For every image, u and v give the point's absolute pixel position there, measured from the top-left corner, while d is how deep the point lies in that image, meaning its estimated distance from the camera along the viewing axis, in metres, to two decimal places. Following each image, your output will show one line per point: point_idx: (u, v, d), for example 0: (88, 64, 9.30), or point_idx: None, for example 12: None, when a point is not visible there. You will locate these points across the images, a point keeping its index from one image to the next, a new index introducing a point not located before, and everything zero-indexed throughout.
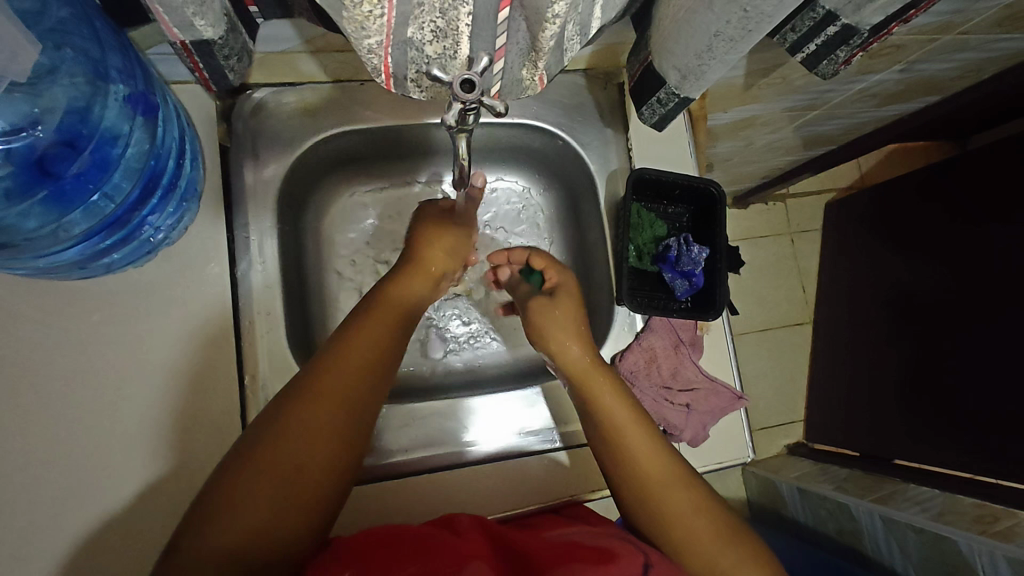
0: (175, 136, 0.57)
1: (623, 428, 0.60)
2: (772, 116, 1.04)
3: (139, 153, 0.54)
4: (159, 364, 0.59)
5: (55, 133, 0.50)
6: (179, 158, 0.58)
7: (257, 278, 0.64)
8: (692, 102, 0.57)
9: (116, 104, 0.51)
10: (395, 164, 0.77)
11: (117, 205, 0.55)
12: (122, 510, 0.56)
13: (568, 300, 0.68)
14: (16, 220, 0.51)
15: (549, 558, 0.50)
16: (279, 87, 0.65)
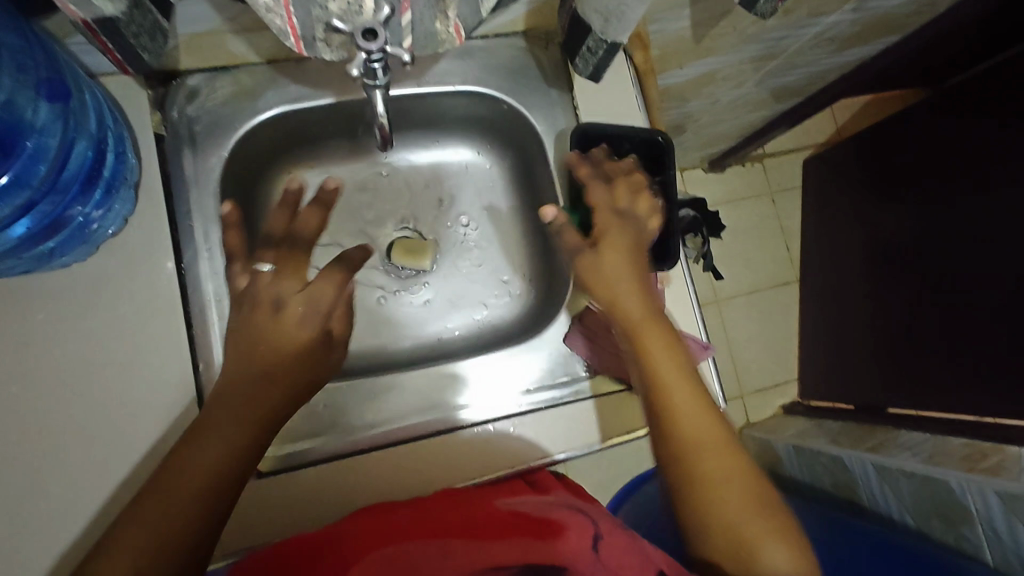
0: (93, 128, 0.56)
1: (679, 405, 0.55)
2: (731, 71, 1.03)
3: (55, 142, 0.53)
4: (109, 356, 0.59)
5: None
6: (98, 146, 0.57)
7: (205, 267, 0.63)
8: (621, 47, 0.56)
9: (25, 94, 0.51)
10: (329, 140, 0.77)
11: (34, 188, 0.53)
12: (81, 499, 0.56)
13: (621, 254, 0.60)
14: None
15: (494, 534, 0.54)
16: (212, 73, 0.65)
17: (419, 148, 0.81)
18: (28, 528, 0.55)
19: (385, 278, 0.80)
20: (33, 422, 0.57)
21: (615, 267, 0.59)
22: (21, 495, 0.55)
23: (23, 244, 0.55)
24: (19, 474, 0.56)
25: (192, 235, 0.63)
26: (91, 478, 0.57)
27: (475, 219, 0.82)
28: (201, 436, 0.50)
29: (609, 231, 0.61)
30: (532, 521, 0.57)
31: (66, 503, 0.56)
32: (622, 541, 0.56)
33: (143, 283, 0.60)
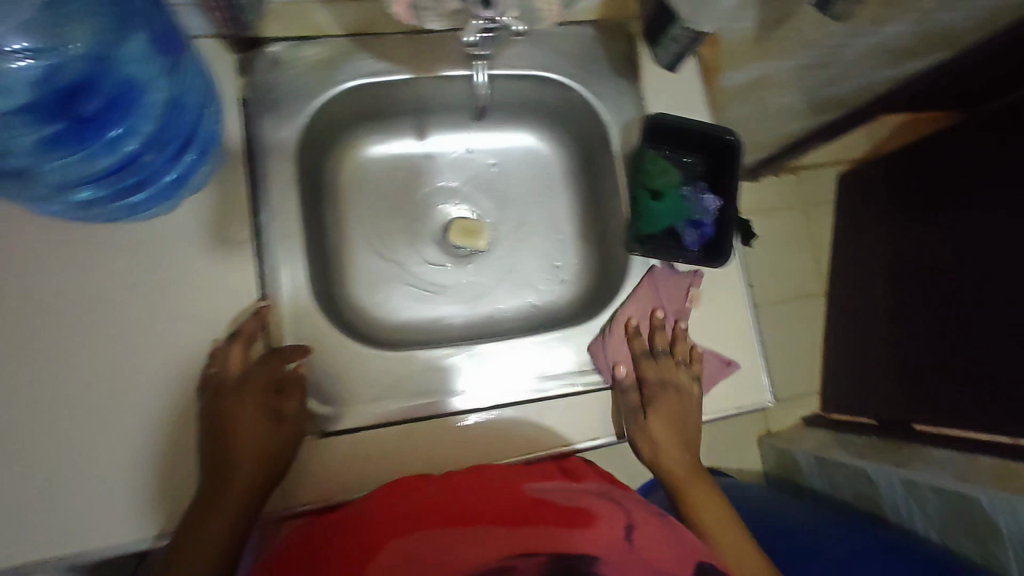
0: (195, 95, 0.61)
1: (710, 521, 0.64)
2: (784, 77, 1.04)
3: (158, 104, 0.58)
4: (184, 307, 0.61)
5: (75, 78, 0.55)
6: (198, 112, 0.61)
7: (279, 228, 0.65)
8: (706, 36, 0.57)
9: (139, 56, 0.57)
10: (397, 116, 0.78)
11: (134, 143, 0.58)
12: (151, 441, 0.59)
13: (668, 431, 0.68)
14: (47, 147, 0.55)
15: (527, 520, 0.54)
16: (296, 41, 0.67)
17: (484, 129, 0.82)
18: (109, 466, 0.57)
19: (441, 255, 0.81)
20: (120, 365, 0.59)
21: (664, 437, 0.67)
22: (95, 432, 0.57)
23: (119, 194, 0.59)
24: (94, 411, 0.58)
25: (270, 198, 0.64)
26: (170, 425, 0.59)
27: (532, 204, 0.83)
28: (207, 503, 0.56)
29: (659, 409, 0.68)
30: (563, 509, 0.56)
31: (146, 445, 0.59)
32: (656, 532, 0.57)
33: (222, 241, 0.62)
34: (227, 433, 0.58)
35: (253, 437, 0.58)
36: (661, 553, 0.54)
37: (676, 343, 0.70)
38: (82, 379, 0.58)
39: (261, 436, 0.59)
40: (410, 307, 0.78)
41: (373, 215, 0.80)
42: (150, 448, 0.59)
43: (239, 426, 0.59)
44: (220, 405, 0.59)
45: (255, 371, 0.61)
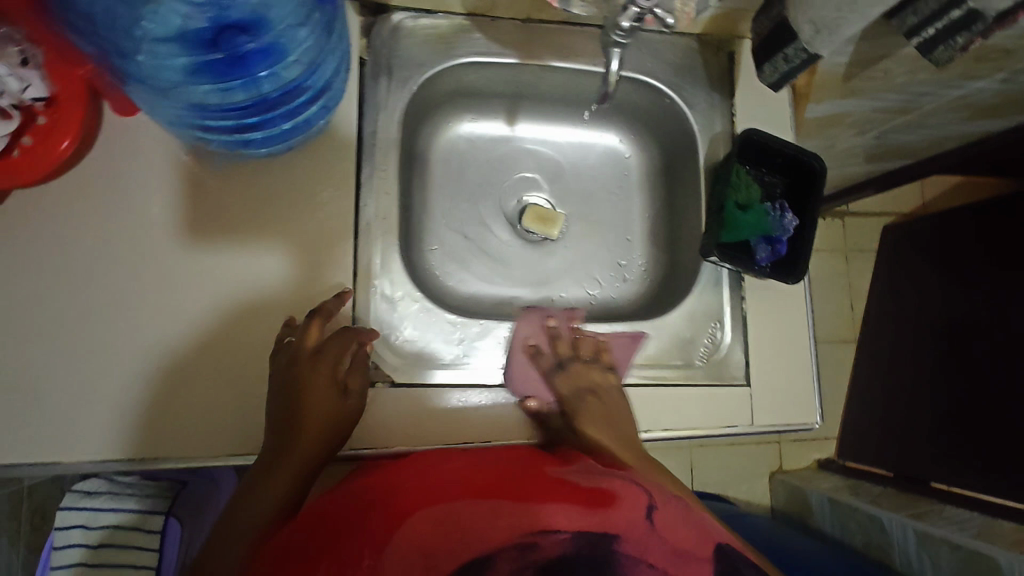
0: (336, 56, 0.63)
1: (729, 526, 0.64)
2: (860, 117, 1.05)
3: (306, 56, 0.59)
4: (270, 246, 0.63)
5: (237, 15, 0.55)
6: (333, 70, 0.63)
7: (379, 186, 0.67)
8: (819, 60, 0.59)
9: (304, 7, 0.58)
10: (493, 99, 0.81)
11: (274, 88, 0.59)
12: (220, 369, 0.61)
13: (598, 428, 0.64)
14: (192, 72, 0.55)
15: (544, 496, 0.52)
16: (417, 13, 0.70)
17: (567, 126, 0.85)
18: (177, 387, 0.60)
19: (516, 237, 0.84)
20: (160, 313, 0.61)
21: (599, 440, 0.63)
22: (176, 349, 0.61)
23: (238, 128, 0.60)
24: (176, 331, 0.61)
25: (373, 156, 0.67)
26: (192, 383, 0.60)
27: (606, 202, 0.86)
28: (266, 467, 0.57)
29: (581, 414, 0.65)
30: (581, 487, 0.54)
31: (212, 374, 0.61)
32: (676, 513, 0.55)
33: (324, 189, 0.65)
34: (290, 397, 0.59)
35: (320, 412, 0.59)
36: (682, 536, 0.52)
37: (580, 343, 0.71)
38: (132, 319, 0.61)
39: (329, 407, 0.60)
40: (479, 281, 0.81)
41: (457, 190, 0.82)
42: (175, 397, 0.60)
43: (307, 392, 0.59)
44: (292, 368, 0.60)
45: (330, 348, 0.61)
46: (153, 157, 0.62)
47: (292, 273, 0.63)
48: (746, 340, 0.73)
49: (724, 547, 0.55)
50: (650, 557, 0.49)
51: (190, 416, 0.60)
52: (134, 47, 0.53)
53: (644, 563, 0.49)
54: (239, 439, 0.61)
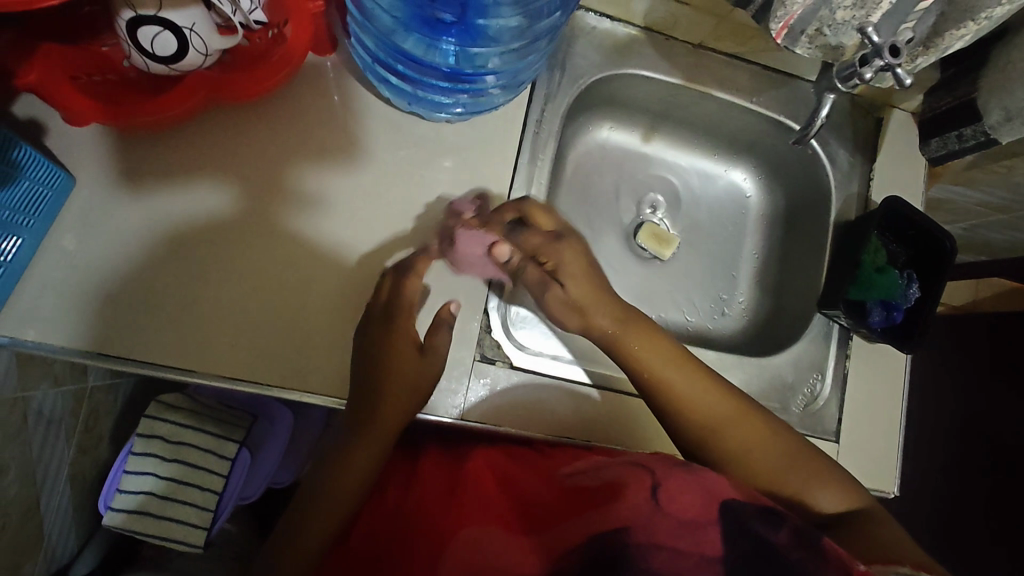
0: (534, 57, 0.64)
1: (799, 483, 0.60)
2: (962, 205, 1.06)
3: (510, 41, 0.61)
4: (346, 195, 0.62)
5: None
6: (527, 69, 0.64)
7: (536, 175, 0.69)
8: (994, 146, 0.61)
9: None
10: (638, 113, 0.83)
11: (464, 64, 0.61)
12: (237, 301, 0.58)
13: (580, 269, 0.63)
14: (399, 27, 0.59)
15: (559, 517, 0.55)
16: (602, 16, 0.72)
17: (677, 146, 0.86)
18: (188, 307, 0.57)
19: (630, 249, 0.84)
20: (96, 248, 0.57)
21: (580, 290, 0.62)
22: (197, 267, 0.58)
23: (418, 84, 0.62)
24: (205, 249, 0.58)
25: (534, 142, 0.69)
26: (153, 309, 0.57)
27: (711, 234, 0.87)
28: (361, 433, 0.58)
29: (563, 255, 0.62)
30: (588, 493, 0.55)
31: (232, 302, 0.58)
32: (681, 480, 0.54)
33: (481, 166, 0.66)
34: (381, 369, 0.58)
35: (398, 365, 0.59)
36: (690, 506, 0.51)
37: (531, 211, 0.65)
38: (99, 230, 0.57)
39: (411, 370, 0.59)
40: None
41: (582, 193, 0.83)
42: (112, 339, 0.56)
43: (389, 353, 0.58)
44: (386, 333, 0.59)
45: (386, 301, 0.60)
46: (290, 95, 0.62)
47: (236, 203, 0.60)
48: (845, 398, 0.74)
49: (731, 503, 0.51)
50: (659, 538, 0.49)
51: (197, 339, 0.57)
52: None
53: (656, 545, 0.49)
54: (244, 374, 0.58)
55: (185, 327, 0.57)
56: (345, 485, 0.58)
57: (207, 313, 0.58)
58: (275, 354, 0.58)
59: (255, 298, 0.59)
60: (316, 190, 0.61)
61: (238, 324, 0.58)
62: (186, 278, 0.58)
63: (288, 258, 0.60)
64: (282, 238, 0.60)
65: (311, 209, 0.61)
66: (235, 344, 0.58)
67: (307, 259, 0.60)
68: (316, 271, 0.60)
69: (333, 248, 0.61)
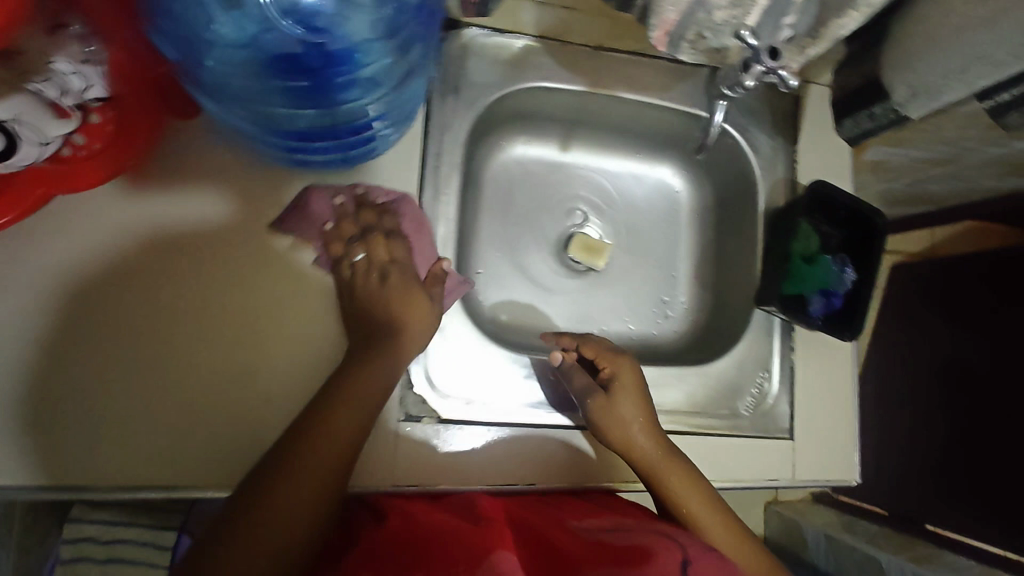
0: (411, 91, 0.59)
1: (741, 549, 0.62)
2: (900, 164, 1.03)
3: (391, 81, 0.56)
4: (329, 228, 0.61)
5: (320, 32, 0.51)
6: (409, 100, 0.59)
7: (440, 209, 0.65)
8: (906, 123, 0.58)
9: (401, 36, 0.54)
10: (549, 123, 0.78)
11: (344, 120, 0.56)
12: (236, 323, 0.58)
13: (634, 387, 0.64)
14: (261, 95, 0.52)
15: (583, 560, 0.50)
16: (491, 31, 0.67)
17: (605, 146, 0.82)
18: (184, 323, 0.57)
19: (561, 265, 0.81)
20: (74, 235, 0.56)
21: (629, 410, 0.63)
22: (189, 284, 0.57)
23: (299, 145, 0.58)
24: (193, 267, 0.58)
25: (434, 176, 0.65)
26: (150, 322, 0.56)
27: (650, 234, 0.84)
28: (315, 434, 0.49)
29: (620, 368, 0.65)
30: (615, 547, 0.53)
31: (230, 324, 0.58)
32: (709, 560, 0.53)
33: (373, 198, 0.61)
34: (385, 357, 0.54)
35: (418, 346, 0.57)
36: None
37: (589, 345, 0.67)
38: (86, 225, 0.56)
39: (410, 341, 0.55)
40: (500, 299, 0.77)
41: (502, 212, 0.79)
42: (75, 352, 0.54)
43: (375, 360, 0.53)
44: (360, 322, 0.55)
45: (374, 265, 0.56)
46: None
47: (226, 212, 0.59)
48: (794, 392, 0.72)
49: None
50: None
51: (190, 361, 0.56)
52: (207, 44, 0.48)
53: None
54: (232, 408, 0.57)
55: (178, 346, 0.56)
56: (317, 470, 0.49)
57: (196, 330, 0.57)
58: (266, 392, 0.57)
59: (252, 321, 0.58)
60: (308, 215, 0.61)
61: (229, 345, 0.57)
62: (178, 295, 0.57)
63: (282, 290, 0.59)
64: (278, 256, 0.59)
65: (298, 230, 0.60)
66: (221, 366, 0.57)
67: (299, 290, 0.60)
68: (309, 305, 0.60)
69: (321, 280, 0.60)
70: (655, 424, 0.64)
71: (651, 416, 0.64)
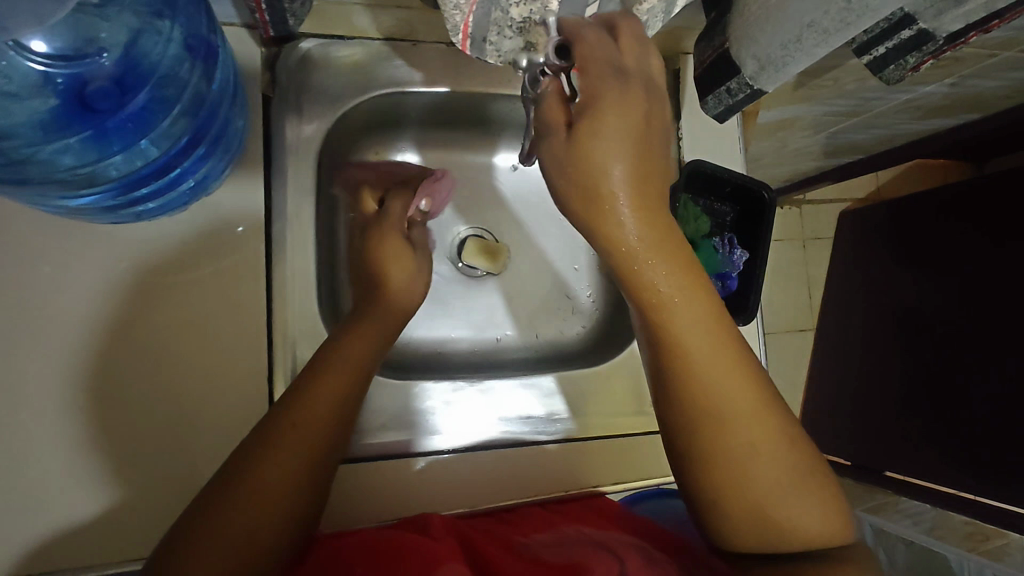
0: (225, 113, 0.55)
1: (747, 438, 0.46)
2: (812, 120, 0.98)
3: (197, 97, 0.52)
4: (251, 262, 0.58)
5: (111, 67, 0.50)
6: (230, 109, 0.56)
7: (291, 235, 0.61)
8: (763, 95, 0.55)
9: (177, 44, 0.50)
10: (419, 124, 0.73)
11: (162, 151, 0.53)
12: (179, 358, 0.56)
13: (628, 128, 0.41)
14: (52, 156, 0.49)
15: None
16: (327, 39, 0.62)
17: (485, 143, 0.78)
18: (126, 361, 0.54)
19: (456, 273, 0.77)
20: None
21: (609, 144, 0.41)
22: (121, 324, 0.55)
23: (130, 196, 0.54)
24: (126, 309, 0.55)
25: (283, 205, 0.61)
26: (84, 366, 0.53)
27: (551, 230, 0.80)
28: (299, 400, 0.51)
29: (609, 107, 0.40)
30: (552, 563, 0.50)
31: (172, 360, 0.55)
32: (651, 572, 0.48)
33: (239, 222, 0.58)
34: (363, 345, 0.56)
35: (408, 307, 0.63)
36: None
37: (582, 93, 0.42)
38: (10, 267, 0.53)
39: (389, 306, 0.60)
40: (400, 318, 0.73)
41: None
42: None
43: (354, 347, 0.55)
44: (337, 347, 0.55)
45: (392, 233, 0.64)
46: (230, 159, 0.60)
47: (165, 241, 0.56)
48: None
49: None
50: None
51: (129, 404, 0.54)
52: None
53: None
54: (166, 455, 0.54)
55: (115, 391, 0.54)
56: (304, 428, 0.50)
57: (138, 367, 0.54)
58: (214, 433, 0.55)
59: (218, 362, 0.56)
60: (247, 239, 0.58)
61: (177, 382, 0.55)
62: (112, 338, 0.54)
63: (227, 319, 0.57)
64: (212, 282, 0.57)
65: (231, 251, 0.58)
66: (166, 404, 0.55)
67: (235, 320, 0.57)
68: (249, 335, 0.57)
69: (262, 313, 0.58)
70: (667, 223, 0.45)
71: (649, 179, 0.43)
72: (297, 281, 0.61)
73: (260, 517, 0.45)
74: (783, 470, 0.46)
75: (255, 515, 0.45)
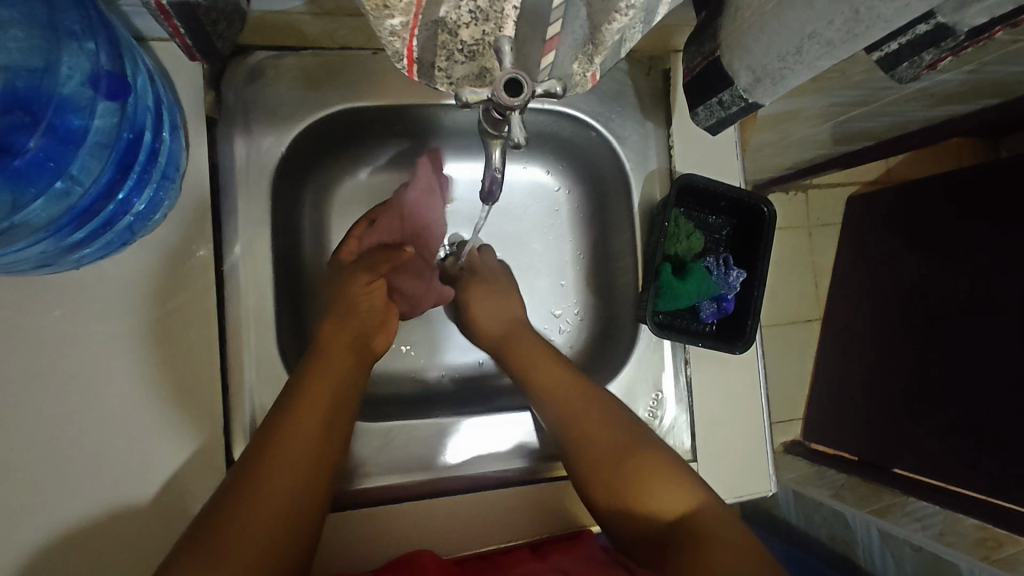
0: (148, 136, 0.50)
1: (640, 473, 0.53)
2: (817, 111, 0.91)
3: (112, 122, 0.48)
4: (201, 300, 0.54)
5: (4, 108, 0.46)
6: (155, 133, 0.51)
7: (247, 269, 0.57)
8: (758, 107, 0.49)
9: (77, 75, 0.46)
10: (386, 138, 0.67)
11: (83, 190, 0.49)
12: (124, 414, 0.51)
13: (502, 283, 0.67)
14: None
15: None
16: (278, 50, 0.58)
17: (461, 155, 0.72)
18: (64, 420, 0.50)
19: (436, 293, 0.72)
20: None
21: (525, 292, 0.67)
22: (55, 379, 0.50)
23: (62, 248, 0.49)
24: (60, 361, 0.50)
25: (235, 237, 0.56)
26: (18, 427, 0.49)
27: (535, 243, 0.75)
28: (296, 404, 0.50)
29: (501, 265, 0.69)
30: None
31: (115, 416, 0.51)
32: None
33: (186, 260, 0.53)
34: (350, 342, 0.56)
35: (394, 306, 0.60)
36: None
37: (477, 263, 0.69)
38: None
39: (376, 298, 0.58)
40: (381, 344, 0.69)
41: None
42: None
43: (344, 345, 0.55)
44: (303, 380, 0.52)
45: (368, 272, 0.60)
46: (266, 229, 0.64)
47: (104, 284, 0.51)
48: (691, 408, 0.65)
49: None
50: None
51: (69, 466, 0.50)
52: None
53: None
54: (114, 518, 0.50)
55: (54, 452, 0.49)
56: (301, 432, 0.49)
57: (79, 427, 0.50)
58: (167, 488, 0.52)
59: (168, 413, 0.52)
60: (196, 277, 0.54)
61: (123, 438, 0.51)
62: (48, 396, 0.49)
63: (178, 364, 0.53)
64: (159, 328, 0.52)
65: (180, 291, 0.53)
66: (113, 462, 0.50)
67: (186, 366, 0.53)
68: (200, 382, 0.53)
69: (216, 357, 0.54)
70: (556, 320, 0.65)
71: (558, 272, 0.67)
72: (255, 317, 0.57)
73: (265, 523, 0.45)
74: (687, 496, 0.52)
75: (264, 524, 0.45)
